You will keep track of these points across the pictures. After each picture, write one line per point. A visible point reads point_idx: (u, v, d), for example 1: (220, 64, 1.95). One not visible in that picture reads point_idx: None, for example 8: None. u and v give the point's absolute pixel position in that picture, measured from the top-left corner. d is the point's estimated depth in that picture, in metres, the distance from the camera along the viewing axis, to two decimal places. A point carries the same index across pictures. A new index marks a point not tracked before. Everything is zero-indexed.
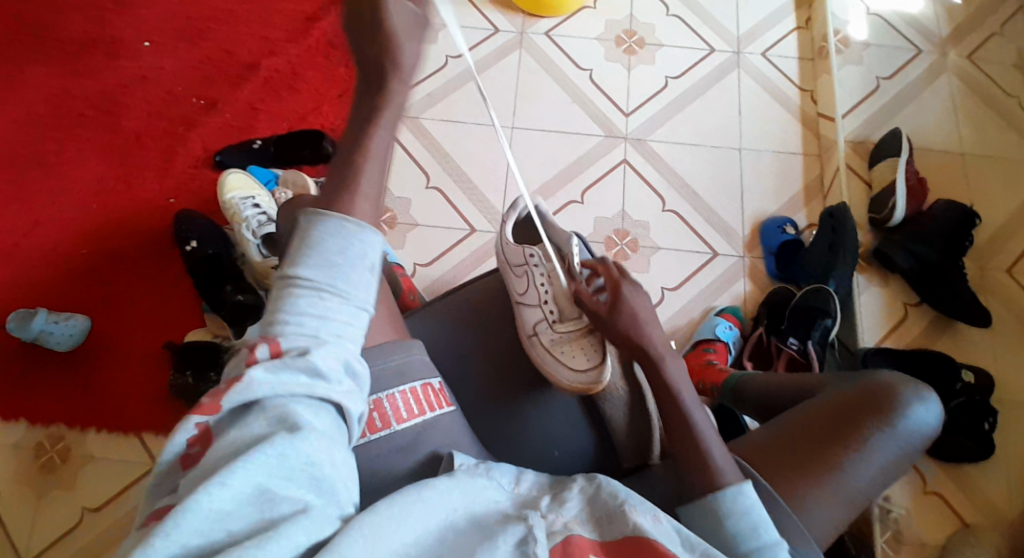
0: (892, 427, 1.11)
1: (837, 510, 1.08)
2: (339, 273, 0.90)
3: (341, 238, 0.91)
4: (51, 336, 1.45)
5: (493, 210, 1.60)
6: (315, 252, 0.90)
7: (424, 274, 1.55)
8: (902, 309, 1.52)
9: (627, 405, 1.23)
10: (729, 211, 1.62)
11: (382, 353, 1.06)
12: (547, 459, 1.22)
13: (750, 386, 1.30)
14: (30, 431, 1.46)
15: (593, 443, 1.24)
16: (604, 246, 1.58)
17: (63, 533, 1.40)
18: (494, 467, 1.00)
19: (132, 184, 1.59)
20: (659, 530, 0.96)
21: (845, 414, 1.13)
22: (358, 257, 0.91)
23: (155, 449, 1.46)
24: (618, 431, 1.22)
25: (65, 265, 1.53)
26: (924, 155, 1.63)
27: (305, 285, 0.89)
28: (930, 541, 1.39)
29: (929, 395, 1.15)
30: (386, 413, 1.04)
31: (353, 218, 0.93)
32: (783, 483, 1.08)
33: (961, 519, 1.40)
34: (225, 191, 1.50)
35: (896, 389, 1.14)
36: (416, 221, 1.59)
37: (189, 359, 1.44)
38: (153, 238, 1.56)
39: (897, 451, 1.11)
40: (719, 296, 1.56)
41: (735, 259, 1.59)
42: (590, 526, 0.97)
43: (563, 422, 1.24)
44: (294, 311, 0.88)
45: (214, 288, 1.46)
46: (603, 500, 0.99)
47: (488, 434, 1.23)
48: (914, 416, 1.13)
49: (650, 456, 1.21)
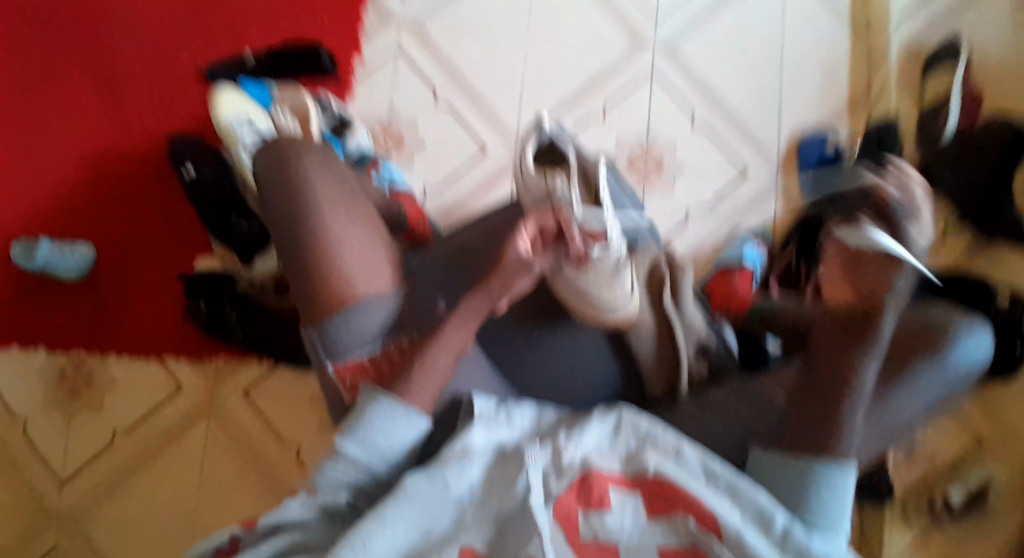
0: (938, 359, 1.11)
1: (871, 439, 1.11)
2: (374, 445, 1.12)
3: (386, 421, 1.13)
4: (58, 266, 1.46)
5: (506, 128, 1.54)
6: (361, 427, 1.12)
7: (435, 198, 1.51)
8: (944, 229, 1.41)
9: (655, 341, 1.27)
10: (765, 128, 1.52)
11: (359, 314, 1.18)
12: (570, 388, 1.27)
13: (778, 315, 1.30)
14: (51, 356, 1.48)
15: (614, 374, 1.28)
16: (627, 166, 1.51)
17: (94, 454, 1.47)
18: (515, 410, 1.20)
19: (130, 104, 1.55)
20: (673, 469, 1.11)
21: (894, 347, 1.13)
22: (392, 438, 1.13)
23: (178, 371, 1.49)
24: (646, 366, 1.27)
25: (70, 194, 1.52)
26: (982, 62, 1.48)
27: (344, 451, 1.12)
28: (941, 456, 1.41)
29: (981, 327, 1.13)
30: (388, 360, 1.19)
31: (405, 402, 1.14)
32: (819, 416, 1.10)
33: (979, 438, 1.41)
34: (217, 110, 1.39)
35: (946, 321, 1.13)
36: (426, 140, 1.53)
37: (201, 287, 1.44)
38: (157, 159, 1.54)
39: (945, 386, 1.12)
40: (748, 217, 1.49)
41: (768, 180, 1.51)
42: (616, 460, 1.14)
43: (584, 352, 1.28)
44: (330, 468, 1.12)
45: (221, 215, 1.45)
46: (628, 432, 1.16)
47: (503, 356, 1.29)
48: (964, 347, 1.12)
49: (678, 387, 1.26)
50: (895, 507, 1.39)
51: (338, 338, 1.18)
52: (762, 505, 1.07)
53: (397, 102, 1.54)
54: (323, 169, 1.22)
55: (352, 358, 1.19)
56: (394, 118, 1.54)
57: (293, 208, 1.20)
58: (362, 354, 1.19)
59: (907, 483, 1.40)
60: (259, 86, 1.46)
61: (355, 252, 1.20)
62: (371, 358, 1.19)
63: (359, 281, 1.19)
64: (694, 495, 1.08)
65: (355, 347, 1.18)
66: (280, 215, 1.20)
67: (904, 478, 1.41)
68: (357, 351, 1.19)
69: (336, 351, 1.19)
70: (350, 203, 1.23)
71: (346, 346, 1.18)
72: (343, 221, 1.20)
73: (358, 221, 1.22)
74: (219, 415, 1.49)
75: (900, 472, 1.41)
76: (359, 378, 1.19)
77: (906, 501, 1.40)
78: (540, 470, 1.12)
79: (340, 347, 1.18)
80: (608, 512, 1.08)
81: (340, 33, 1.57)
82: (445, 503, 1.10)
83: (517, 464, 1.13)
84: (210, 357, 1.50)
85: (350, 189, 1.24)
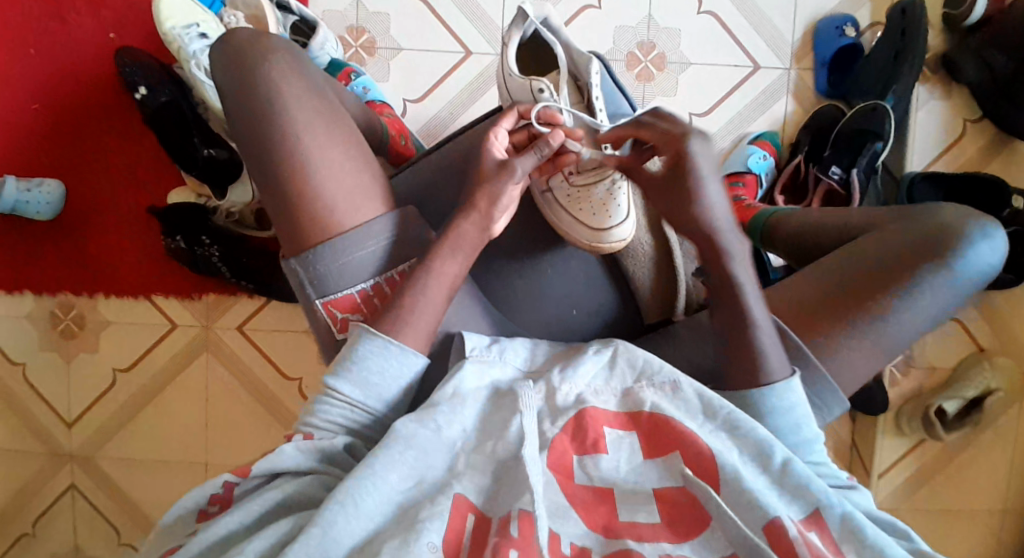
0: (947, 267, 1.03)
1: (870, 358, 1.03)
2: (372, 386, 0.99)
3: (383, 359, 0.99)
4: (29, 206, 1.39)
5: (491, 25, 1.39)
6: (357, 366, 0.99)
7: (417, 113, 1.40)
8: (960, 128, 1.33)
9: (653, 264, 1.18)
10: (779, 11, 1.36)
11: (349, 245, 1.03)
12: (565, 319, 1.17)
13: (783, 226, 1.19)
14: (39, 300, 1.46)
15: (610, 302, 1.18)
16: (626, 65, 1.38)
17: (101, 393, 1.48)
18: (508, 346, 1.05)
19: (64, 20, 1.41)
20: (677, 404, 0.97)
21: (896, 258, 1.04)
22: (391, 377, 1.00)
23: (169, 309, 1.47)
24: (643, 292, 1.18)
25: (22, 126, 1.42)
26: None
27: (340, 392, 0.98)
28: (941, 366, 1.44)
29: (995, 230, 1.05)
30: (382, 297, 1.05)
31: (398, 339, 1.00)
32: (811, 333, 1.03)
33: (977, 345, 1.44)
34: (162, 20, 1.26)
35: (957, 224, 1.05)
36: (399, 44, 1.39)
37: (174, 223, 1.38)
38: (104, 81, 1.42)
39: (952, 299, 1.04)
40: (756, 120, 1.37)
41: (780, 71, 1.37)
42: (612, 396, 0.99)
43: (577, 280, 1.18)
44: (323, 410, 0.98)
45: (180, 139, 1.31)
46: (623, 367, 1.01)
47: (492, 285, 1.17)
48: (974, 253, 1.04)
49: (674, 312, 1.18)
50: (890, 414, 1.45)
51: (327, 274, 1.03)
52: (760, 439, 0.94)
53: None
54: (292, 76, 1.04)
55: (342, 294, 1.04)
56: (362, 19, 1.39)
57: (260, 125, 1.03)
58: (354, 291, 1.04)
59: (903, 394, 1.45)
60: None
61: (336, 175, 1.03)
62: (365, 294, 1.05)
63: (345, 209, 1.03)
64: (690, 431, 0.94)
65: (346, 283, 1.04)
66: (245, 135, 1.04)
67: (903, 388, 1.45)
68: (348, 286, 1.04)
69: (325, 288, 1.04)
70: (327, 114, 1.05)
71: (336, 282, 1.04)
72: (321, 136, 1.03)
73: (337, 134, 1.05)
74: (216, 350, 1.48)
75: (898, 383, 1.45)
76: (350, 314, 1.05)
77: (901, 411, 1.44)
78: (533, 413, 0.96)
79: (329, 284, 1.03)
80: (603, 454, 0.94)
81: None
82: (438, 449, 0.94)
83: (511, 402, 0.97)
84: (199, 294, 1.47)
85: (326, 97, 1.06)
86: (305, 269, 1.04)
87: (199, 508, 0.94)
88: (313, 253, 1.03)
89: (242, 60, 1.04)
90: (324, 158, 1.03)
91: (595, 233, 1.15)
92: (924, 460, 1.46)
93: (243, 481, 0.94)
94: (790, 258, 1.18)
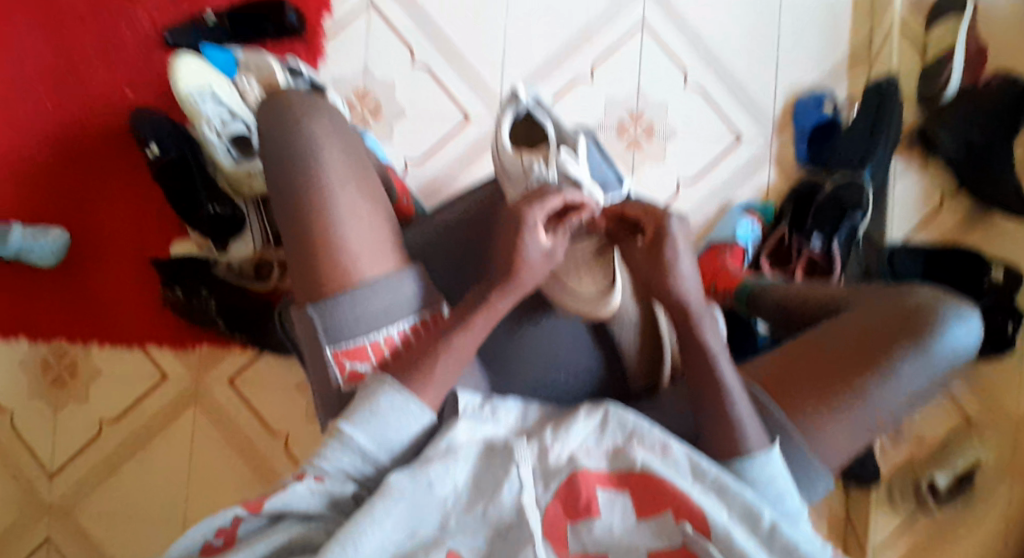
0: (924, 348, 1.07)
1: (853, 435, 1.07)
2: (385, 438, 1.02)
3: (398, 414, 1.02)
4: (34, 252, 1.42)
5: (489, 91, 1.47)
6: (372, 418, 1.02)
7: (418, 173, 1.44)
8: (938, 200, 1.40)
9: (638, 328, 1.24)
10: (760, 86, 1.46)
11: (365, 296, 1.10)
12: (556, 382, 1.23)
13: (766, 297, 1.24)
14: (33, 347, 1.46)
15: (600, 368, 1.25)
16: (616, 132, 1.45)
17: (88, 442, 1.47)
18: (501, 404, 1.07)
19: (82, 73, 1.47)
20: (668, 465, 0.99)
21: (876, 337, 1.08)
22: (403, 432, 1.03)
23: (161, 360, 1.48)
24: (629, 354, 1.24)
25: (33, 171, 1.47)
26: (990, 10, 1.43)
27: (353, 441, 1.01)
28: (930, 437, 1.45)
29: (970, 313, 1.10)
30: (391, 349, 1.13)
31: (414, 396, 1.03)
32: (795, 409, 1.07)
33: (965, 415, 1.46)
34: (178, 84, 1.33)
35: (933, 306, 1.09)
36: (403, 108, 1.46)
37: (177, 274, 1.43)
38: (116, 134, 1.48)
39: (929, 378, 1.08)
40: (741, 187, 1.44)
41: (762, 141, 1.45)
42: (601, 455, 1.01)
43: (570, 344, 1.23)
44: (333, 456, 1.01)
45: (188, 197, 1.37)
46: (613, 427, 1.02)
47: (493, 347, 1.22)
48: (951, 335, 1.08)
49: (660, 380, 1.25)
50: (881, 488, 1.44)
51: (343, 323, 1.10)
52: (748, 503, 0.97)
53: (372, 65, 1.46)
54: (332, 134, 1.16)
55: (356, 344, 1.11)
56: (368, 83, 1.46)
57: (293, 171, 1.13)
58: (367, 340, 1.12)
59: (894, 465, 1.45)
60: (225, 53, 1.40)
61: (359, 223, 1.13)
62: (375, 345, 1.12)
63: (365, 257, 1.12)
64: (680, 491, 0.96)
65: (361, 332, 1.11)
66: (279, 180, 1.15)
67: (892, 459, 1.45)
68: (363, 335, 1.11)
69: (338, 336, 1.11)
70: (356, 172, 1.16)
71: (350, 332, 1.11)
72: (350, 191, 1.13)
73: (367, 188, 1.16)
74: (206, 403, 1.48)
75: (888, 454, 1.46)
76: (359, 362, 1.12)
77: (891, 485, 1.44)
78: (526, 473, 0.98)
79: (342, 332, 1.11)
80: (597, 517, 0.96)
81: None
82: (433, 505, 0.96)
83: (504, 459, 0.99)
84: (193, 345, 1.48)
85: (358, 155, 1.17)
86: (320, 317, 1.11)
87: (204, 539, 0.96)
88: (331, 302, 1.11)
89: (285, 119, 1.15)
90: (352, 211, 1.13)
91: (586, 301, 1.19)
92: (919, 536, 1.43)
93: (250, 517, 0.96)
94: (778, 325, 1.22)
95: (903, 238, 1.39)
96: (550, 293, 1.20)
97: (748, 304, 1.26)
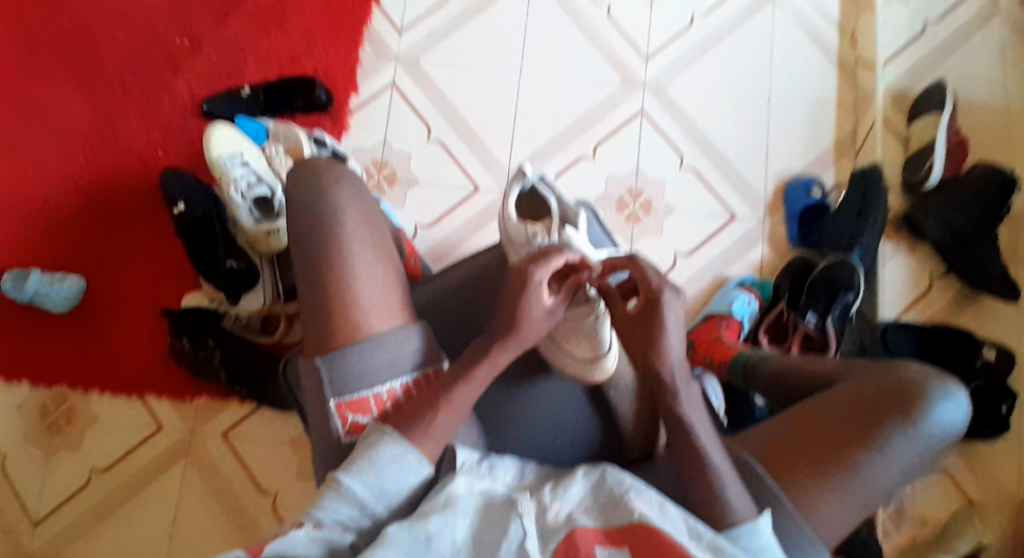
0: (915, 424, 1.08)
1: (847, 510, 1.06)
2: (382, 490, 1.04)
3: (396, 466, 1.05)
4: (48, 297, 1.47)
5: (497, 165, 1.56)
6: (370, 470, 1.04)
7: (426, 237, 1.52)
8: (927, 282, 1.48)
9: (635, 395, 1.24)
10: (752, 170, 1.56)
11: (371, 348, 1.12)
12: (552, 444, 1.24)
13: (761, 369, 1.27)
14: (34, 391, 1.48)
15: (595, 433, 1.26)
16: (616, 206, 1.54)
17: (74, 492, 1.45)
18: (498, 464, 1.10)
19: (120, 134, 1.57)
20: (666, 519, 1.00)
21: (866, 412, 1.10)
22: (400, 485, 1.05)
23: (157, 410, 1.48)
24: (626, 421, 1.25)
25: (60, 221, 1.54)
26: (966, 110, 1.54)
27: (351, 492, 1.02)
28: (933, 518, 1.39)
29: (957, 392, 1.12)
30: (393, 403, 1.13)
31: (414, 449, 1.06)
32: (788, 480, 1.07)
33: (966, 498, 1.39)
34: (211, 147, 1.41)
35: (922, 383, 1.11)
36: (416, 177, 1.56)
37: (187, 326, 1.46)
38: (144, 192, 1.55)
39: (919, 454, 1.08)
40: (735, 262, 1.52)
41: (755, 221, 1.54)
42: (597, 511, 1.02)
43: (568, 408, 1.25)
44: (331, 507, 1.02)
45: (205, 254, 1.42)
46: (608, 487, 1.03)
47: (491, 408, 1.24)
48: (940, 412, 1.10)
49: (655, 447, 1.25)
50: None
51: (348, 374, 1.11)
52: None
53: (391, 138, 1.58)
54: (354, 202, 1.19)
55: (359, 396, 1.12)
56: (386, 154, 1.57)
57: (312, 230, 1.16)
58: (370, 393, 1.12)
59: (898, 547, 1.38)
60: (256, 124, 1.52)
61: (372, 283, 1.15)
62: (378, 398, 1.12)
63: (375, 314, 1.14)
64: (681, 544, 0.97)
65: (364, 384, 1.12)
66: (298, 238, 1.18)
67: (897, 542, 1.38)
68: (366, 387, 1.12)
69: (343, 388, 1.11)
70: (374, 235, 1.18)
71: (354, 384, 1.11)
72: (368, 252, 1.16)
73: (383, 250, 1.18)
74: (198, 456, 1.46)
75: (891, 535, 1.39)
76: (360, 415, 1.12)
77: None
78: (527, 528, 0.98)
79: (347, 384, 1.11)
80: None
81: (337, 64, 1.61)
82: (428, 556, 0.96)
83: (505, 515, 1.00)
84: (191, 398, 1.49)
85: (376, 221, 1.20)
86: (327, 368, 1.11)
87: None
88: (339, 353, 1.11)
89: (309, 181, 1.19)
90: (367, 271, 1.16)
91: (580, 365, 1.22)
92: None
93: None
94: (772, 399, 1.25)
95: (895, 317, 1.47)
96: (547, 354, 1.24)
97: (742, 374, 1.31)
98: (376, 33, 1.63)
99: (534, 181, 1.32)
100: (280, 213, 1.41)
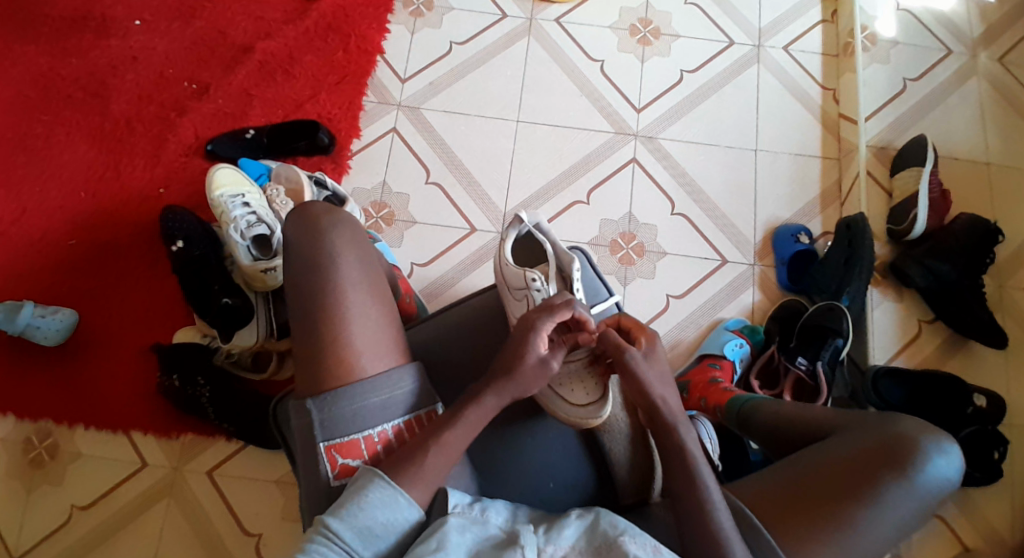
0: (908, 480, 1.06)
1: None
2: (369, 533, 1.00)
3: (383, 509, 1.01)
4: (39, 330, 1.45)
5: (493, 209, 1.59)
6: (357, 512, 1.00)
7: (421, 275, 1.55)
8: (916, 327, 1.52)
9: (629, 440, 1.17)
10: (741, 217, 1.60)
11: (361, 392, 1.07)
12: (542, 491, 1.17)
13: (756, 414, 1.26)
14: (19, 424, 1.46)
15: (587, 478, 1.18)
16: (609, 249, 1.57)
17: (53, 529, 1.41)
18: (490, 506, 1.04)
19: (119, 171, 1.58)
20: None
21: (859, 467, 1.08)
22: (389, 528, 1.01)
23: (142, 447, 1.45)
24: (619, 466, 1.16)
25: (54, 256, 1.53)
26: (946, 164, 1.59)
27: (337, 536, 0.99)
28: None
29: (951, 447, 1.09)
30: (384, 444, 1.08)
31: (403, 492, 1.02)
32: (783, 536, 1.05)
33: (962, 545, 1.40)
34: (214, 188, 1.46)
35: (915, 438, 1.09)
36: (414, 217, 1.58)
37: (175, 363, 1.45)
38: (141, 227, 1.55)
39: (912, 512, 1.06)
40: (726, 306, 1.54)
41: (745, 266, 1.57)
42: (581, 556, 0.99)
43: (558, 454, 1.18)
44: (317, 553, 0.98)
45: (203, 290, 1.43)
46: (602, 531, 1.01)
47: (479, 452, 1.17)
48: (933, 468, 1.07)
49: (651, 493, 1.16)
50: None
51: (339, 416, 1.07)
52: None
53: (390, 181, 1.60)
54: (350, 241, 1.14)
55: (349, 438, 1.07)
56: (385, 196, 1.59)
57: (310, 269, 1.11)
58: (360, 436, 1.07)
59: None
60: (259, 166, 1.55)
61: (367, 324, 1.10)
62: (369, 440, 1.07)
63: (370, 356, 1.09)
64: None
65: (355, 426, 1.07)
66: (291, 277, 1.12)
67: None
68: (356, 430, 1.07)
69: (333, 431, 1.07)
70: (368, 276, 1.13)
71: (345, 425, 1.07)
72: (363, 293, 1.11)
73: (376, 290, 1.13)
74: (179, 496, 1.43)
75: None
76: (351, 458, 1.07)
77: None
78: None
79: (339, 426, 1.07)
80: None
81: (341, 110, 1.63)
82: None
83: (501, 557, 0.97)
84: (177, 434, 1.46)
85: (372, 262, 1.15)
86: (318, 410, 1.07)
87: None
88: (332, 395, 1.07)
89: (306, 219, 1.14)
90: (361, 312, 1.10)
91: (574, 411, 1.14)
92: None
93: None
94: (767, 447, 1.23)
95: (886, 361, 1.49)
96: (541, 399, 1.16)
97: (737, 421, 1.29)
98: (379, 81, 1.67)
99: (531, 227, 1.28)
100: (278, 252, 1.43)
